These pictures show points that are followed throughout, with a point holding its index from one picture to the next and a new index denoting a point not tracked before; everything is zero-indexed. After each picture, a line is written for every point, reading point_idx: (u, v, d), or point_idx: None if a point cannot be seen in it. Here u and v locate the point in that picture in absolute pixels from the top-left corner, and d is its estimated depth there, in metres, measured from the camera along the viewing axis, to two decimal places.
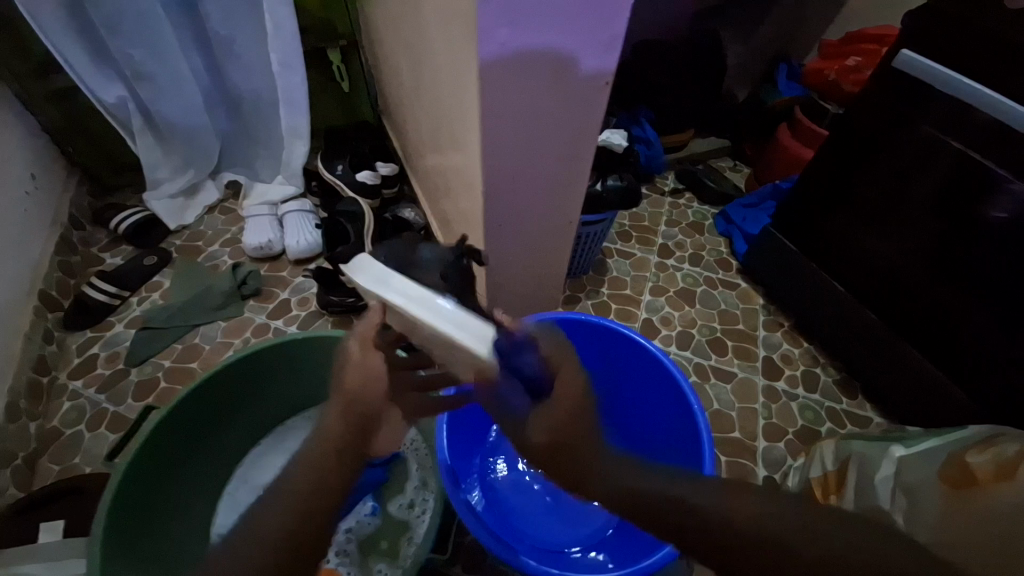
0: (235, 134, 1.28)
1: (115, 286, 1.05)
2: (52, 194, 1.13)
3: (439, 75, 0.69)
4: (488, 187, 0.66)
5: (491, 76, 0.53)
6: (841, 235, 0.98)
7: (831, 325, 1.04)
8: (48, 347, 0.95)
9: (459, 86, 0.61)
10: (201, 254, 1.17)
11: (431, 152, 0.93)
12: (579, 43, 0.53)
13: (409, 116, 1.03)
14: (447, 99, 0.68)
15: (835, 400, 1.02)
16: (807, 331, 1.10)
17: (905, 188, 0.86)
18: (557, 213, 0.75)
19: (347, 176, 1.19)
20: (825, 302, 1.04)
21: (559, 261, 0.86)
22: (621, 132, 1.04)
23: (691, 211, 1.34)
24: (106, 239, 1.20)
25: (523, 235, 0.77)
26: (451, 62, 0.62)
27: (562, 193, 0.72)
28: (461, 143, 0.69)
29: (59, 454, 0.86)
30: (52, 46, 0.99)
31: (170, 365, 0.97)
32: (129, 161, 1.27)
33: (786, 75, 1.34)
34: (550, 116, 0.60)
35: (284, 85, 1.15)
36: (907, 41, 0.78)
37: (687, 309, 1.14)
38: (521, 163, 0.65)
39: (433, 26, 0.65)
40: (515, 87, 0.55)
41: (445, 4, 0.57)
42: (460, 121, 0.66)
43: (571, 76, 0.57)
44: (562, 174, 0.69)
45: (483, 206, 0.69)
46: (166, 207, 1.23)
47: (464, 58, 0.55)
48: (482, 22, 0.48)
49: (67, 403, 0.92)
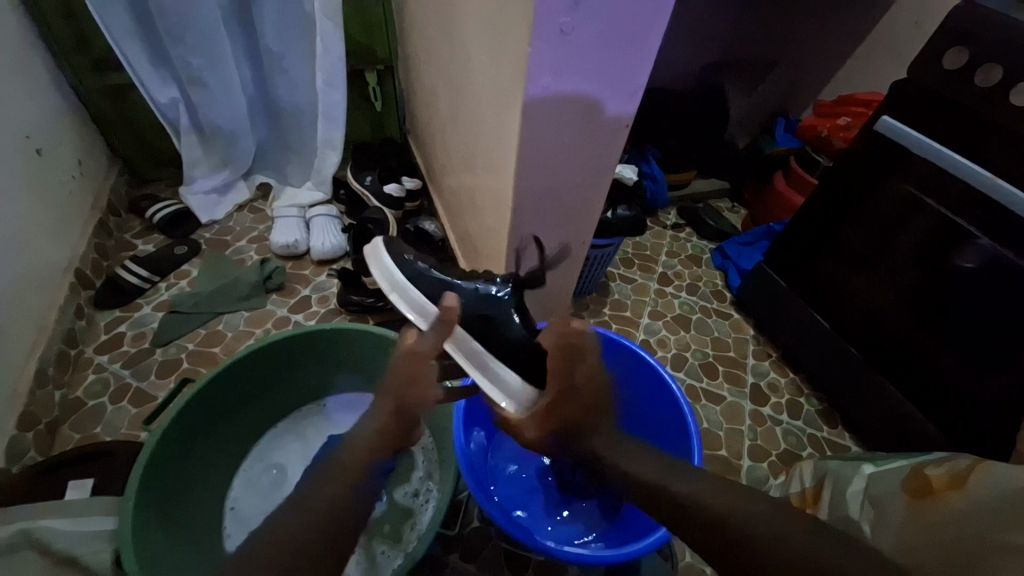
0: (272, 142, 1.37)
1: (147, 270, 1.11)
2: (95, 180, 1.21)
3: (479, 106, 0.79)
4: (516, 204, 0.74)
5: (532, 111, 0.62)
6: (830, 277, 1.06)
7: (817, 358, 1.11)
8: (78, 321, 1.00)
9: (499, 115, 0.70)
10: (228, 248, 1.24)
11: (459, 171, 1.02)
12: (607, 92, 0.63)
13: (439, 138, 1.13)
14: (485, 124, 0.77)
15: (816, 429, 1.08)
16: (793, 361, 1.18)
17: (891, 239, 0.94)
18: (574, 233, 0.83)
19: (374, 186, 1.27)
20: (812, 338, 1.11)
21: (569, 277, 0.93)
22: (632, 167, 1.14)
23: (690, 245, 1.43)
24: (140, 227, 1.26)
25: (540, 251, 0.84)
26: (495, 93, 0.71)
27: (579, 216, 0.80)
28: (494, 165, 0.78)
29: (80, 424, 0.90)
30: (119, 50, 1.09)
31: (193, 347, 1.02)
32: (169, 157, 1.36)
33: (784, 128, 1.46)
34: (577, 149, 0.69)
35: (325, 101, 1.25)
36: (885, 109, 0.89)
37: (682, 333, 1.21)
38: (547, 187, 0.73)
39: (480, 63, 0.75)
40: (551, 122, 0.64)
41: (493, 47, 0.67)
42: (496, 146, 0.74)
43: (598, 116, 0.66)
44: (582, 198, 0.77)
45: (509, 221, 0.77)
46: (201, 202, 1.31)
47: (508, 95, 0.64)
48: (532, 71, 0.57)
49: (92, 375, 0.96)
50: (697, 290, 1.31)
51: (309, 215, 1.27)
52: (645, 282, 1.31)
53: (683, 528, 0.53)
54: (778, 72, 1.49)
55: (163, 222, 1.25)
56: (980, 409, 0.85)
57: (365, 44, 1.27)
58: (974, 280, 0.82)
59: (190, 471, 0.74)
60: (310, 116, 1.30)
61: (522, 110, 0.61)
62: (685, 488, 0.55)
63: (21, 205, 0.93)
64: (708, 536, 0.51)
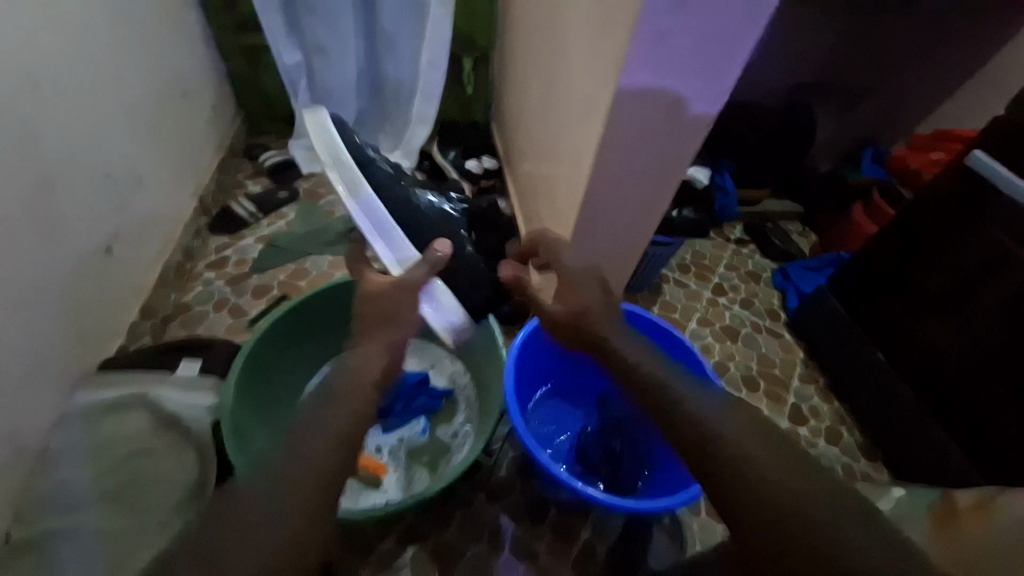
0: (372, 112, 1.51)
1: (253, 208, 1.27)
2: (222, 125, 1.39)
3: (571, 96, 0.85)
4: (589, 189, 0.80)
5: (620, 101, 0.67)
6: (898, 317, 1.04)
7: (868, 394, 1.08)
8: (195, 240, 1.17)
9: (588, 104, 0.76)
10: (321, 199, 1.37)
11: (538, 160, 1.09)
12: (693, 92, 0.68)
13: (523, 124, 1.21)
14: (572, 112, 0.83)
15: (854, 460, 1.06)
16: (840, 391, 1.14)
17: (972, 290, 0.91)
18: (639, 223, 0.87)
19: (456, 161, 1.40)
20: (866, 373, 1.09)
21: (627, 266, 0.97)
22: (704, 173, 1.16)
23: (751, 261, 1.42)
24: (251, 170, 1.43)
25: (604, 239, 0.89)
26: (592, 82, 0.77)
27: (647, 207, 0.85)
28: (575, 151, 0.84)
29: (186, 324, 1.05)
30: (263, 15, 1.25)
31: (282, 278, 1.16)
32: (283, 114, 1.53)
33: (872, 159, 1.42)
34: (657, 142, 0.74)
35: (426, 79, 1.37)
36: (981, 144, 0.86)
37: (728, 344, 1.22)
38: (620, 177, 0.78)
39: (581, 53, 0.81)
40: (636, 114, 0.69)
41: (592, 41, 0.73)
42: (580, 134, 0.80)
43: (680, 116, 0.71)
44: (652, 191, 0.81)
45: (581, 203, 0.82)
46: (303, 156, 1.46)
47: (601, 85, 0.70)
48: (627, 64, 0.63)
49: (200, 286, 1.12)
50: (751, 306, 1.31)
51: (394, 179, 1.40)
52: (698, 291, 1.32)
53: (716, 492, 0.51)
54: (875, 100, 1.44)
55: (271, 169, 1.42)
56: None
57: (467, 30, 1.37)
58: None
59: (272, 373, 0.86)
60: (409, 91, 1.43)
61: (613, 99, 0.67)
62: (747, 449, 0.51)
63: (167, 137, 1.11)
64: (738, 502, 0.48)
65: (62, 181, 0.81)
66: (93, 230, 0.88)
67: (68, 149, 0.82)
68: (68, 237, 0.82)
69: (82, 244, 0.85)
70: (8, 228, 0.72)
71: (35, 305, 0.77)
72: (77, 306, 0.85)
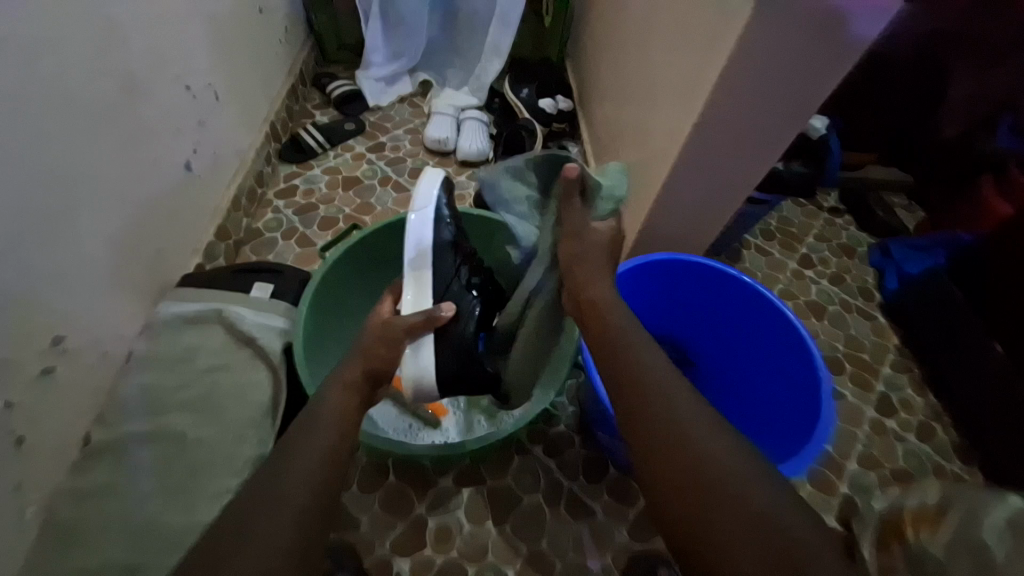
0: (443, 43, 1.41)
1: (322, 138, 1.24)
2: (293, 48, 1.31)
3: (687, 19, 0.72)
4: (711, 112, 0.66)
5: (765, 15, 0.56)
6: (967, 327, 0.99)
7: (957, 366, 0.98)
8: (266, 166, 1.15)
9: (717, 32, 0.63)
10: (386, 134, 1.33)
11: (697, 9, 0.69)
12: (855, 2, 0.55)
13: None
14: (741, 28, 0.58)
15: (897, 390, 1.02)
16: (924, 358, 1.05)
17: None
18: (659, 105, 0.82)
19: (529, 100, 1.26)
20: (957, 347, 0.99)
21: (671, 94, 0.77)
22: (821, 121, 0.97)
23: (845, 234, 1.25)
24: (319, 101, 1.38)
25: (669, 97, 0.78)
26: (794, 12, 0.55)
27: (670, 62, 0.77)
28: (711, 69, 0.64)
29: (257, 248, 1.05)
30: None
31: (348, 212, 1.14)
32: (353, 41, 1.41)
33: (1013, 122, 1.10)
34: (673, 37, 0.77)
35: (505, 5, 1.25)
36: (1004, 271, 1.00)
37: (805, 297, 1.14)
38: (768, 136, 0.70)
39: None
40: (783, 33, 0.57)
41: (710, 9, 0.65)
42: (697, 71, 0.68)
43: (835, 33, 0.58)
44: (669, 76, 0.78)
45: (674, 97, 0.75)
46: (371, 87, 1.38)
47: (714, 37, 0.64)
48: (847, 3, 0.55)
49: (270, 215, 1.11)
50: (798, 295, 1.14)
51: (462, 116, 1.32)
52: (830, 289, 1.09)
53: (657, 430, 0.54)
54: None
55: (339, 99, 1.36)
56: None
57: None
58: (1004, 368, 0.92)
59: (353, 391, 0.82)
60: (485, 20, 1.32)
61: (755, 14, 0.56)
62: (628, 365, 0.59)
63: (231, 45, 0.99)
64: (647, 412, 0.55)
65: (135, 53, 0.73)
66: (172, 143, 0.83)
67: (57, 65, 0.61)
68: (140, 190, 0.75)
69: (146, 183, 0.77)
70: (61, 179, 0.62)
71: (125, 235, 0.73)
72: (146, 234, 0.77)
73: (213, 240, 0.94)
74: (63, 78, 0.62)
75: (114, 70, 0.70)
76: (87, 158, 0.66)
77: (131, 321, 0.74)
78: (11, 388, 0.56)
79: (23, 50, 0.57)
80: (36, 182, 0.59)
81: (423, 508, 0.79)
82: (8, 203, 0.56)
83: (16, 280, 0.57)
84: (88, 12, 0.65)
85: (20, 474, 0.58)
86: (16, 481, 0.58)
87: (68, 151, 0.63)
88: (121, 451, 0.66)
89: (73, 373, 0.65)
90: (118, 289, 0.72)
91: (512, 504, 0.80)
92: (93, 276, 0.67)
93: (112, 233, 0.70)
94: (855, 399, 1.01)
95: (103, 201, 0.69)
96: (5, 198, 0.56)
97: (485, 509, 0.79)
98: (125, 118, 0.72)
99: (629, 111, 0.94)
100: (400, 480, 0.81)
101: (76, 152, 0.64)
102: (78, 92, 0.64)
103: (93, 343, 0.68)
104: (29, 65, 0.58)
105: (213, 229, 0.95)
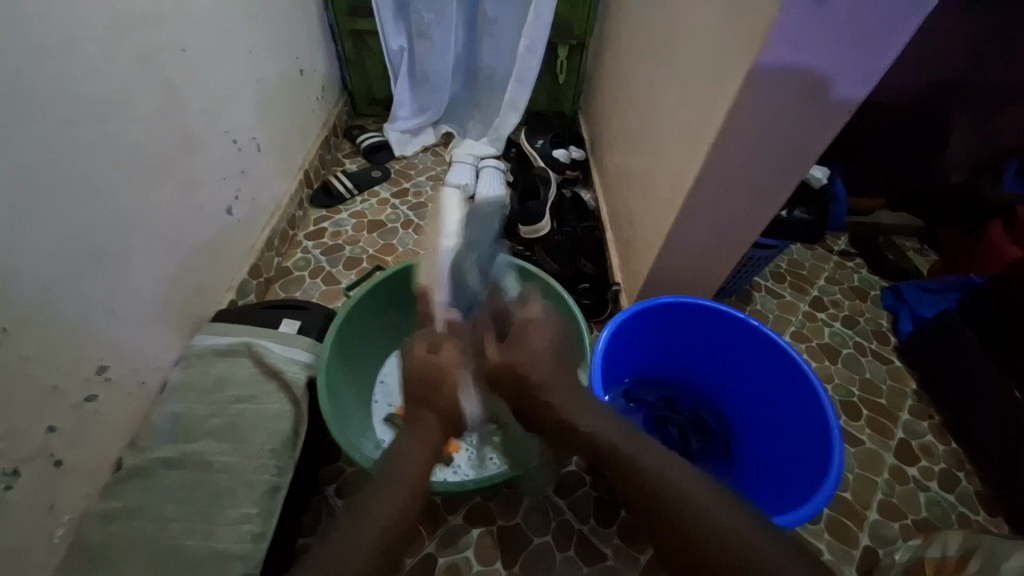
0: (464, 98, 1.52)
1: (351, 184, 1.33)
2: (328, 104, 1.43)
3: (688, 80, 0.78)
4: (710, 165, 0.71)
5: (755, 80, 0.61)
6: (980, 370, 0.96)
7: (977, 411, 0.96)
8: (299, 210, 1.24)
9: (714, 92, 0.69)
10: (410, 180, 1.42)
11: (697, 72, 0.76)
12: (839, 70, 0.60)
13: (682, 22, 0.82)
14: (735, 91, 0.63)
15: (917, 436, 1.00)
16: (944, 404, 1.03)
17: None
18: (664, 157, 0.88)
19: (543, 150, 1.34)
20: (974, 391, 0.97)
21: (675, 149, 0.83)
22: (822, 171, 1.02)
23: (857, 277, 1.26)
24: (349, 150, 1.49)
25: (673, 150, 0.83)
26: (784, 78, 0.60)
27: (673, 117, 0.84)
28: (710, 127, 0.69)
29: (286, 286, 1.12)
30: (376, 13, 1.30)
31: (372, 252, 1.21)
32: (382, 97, 1.54)
33: (1017, 171, 1.13)
34: (676, 96, 0.83)
35: (522, 66, 1.35)
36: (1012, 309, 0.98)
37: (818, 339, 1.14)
38: (768, 186, 0.73)
39: (808, 64, 0.59)
40: (774, 96, 0.63)
41: (708, 73, 0.72)
42: (699, 124, 0.74)
43: (821, 95, 0.62)
44: (673, 131, 0.84)
45: (677, 151, 0.81)
46: (397, 139, 1.49)
47: (713, 98, 0.70)
48: (832, 70, 0.60)
49: (299, 254, 1.18)
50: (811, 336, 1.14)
51: (480, 164, 1.40)
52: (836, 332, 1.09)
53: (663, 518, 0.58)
54: None
55: (367, 149, 1.47)
56: None
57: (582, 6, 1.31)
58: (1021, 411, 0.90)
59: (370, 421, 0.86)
60: (503, 79, 1.43)
61: (747, 79, 0.61)
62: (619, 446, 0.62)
63: (274, 103, 1.10)
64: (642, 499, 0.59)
65: (190, 114, 0.83)
66: (217, 191, 0.91)
67: (126, 125, 0.70)
68: (185, 232, 0.83)
69: (192, 226, 0.84)
70: (120, 224, 0.70)
71: (169, 273, 0.80)
72: (188, 272, 0.84)
73: (246, 278, 1.01)
74: (130, 135, 0.71)
75: (172, 127, 0.79)
76: (144, 204, 0.74)
77: (168, 352, 0.80)
78: (58, 413, 0.61)
79: (99, 114, 0.66)
80: (98, 225, 0.66)
81: (433, 546, 0.79)
82: (72, 244, 0.63)
83: (73, 314, 0.63)
84: (154, 81, 0.74)
85: (56, 496, 0.62)
86: (53, 502, 0.62)
87: (128, 198, 0.71)
88: (149, 477, 0.69)
89: (113, 401, 0.70)
90: (159, 322, 0.78)
91: (521, 544, 0.80)
92: (139, 311, 0.74)
93: (158, 272, 0.77)
94: (872, 444, 0.99)
95: (153, 243, 0.76)
96: (68, 239, 0.62)
97: (494, 549, 0.79)
98: (179, 168, 0.81)
99: (637, 161, 1.00)
100: None
101: (134, 199, 0.72)
102: (141, 146, 0.73)
103: (132, 373, 0.73)
104: (104, 126, 0.66)
105: (247, 267, 1.02)
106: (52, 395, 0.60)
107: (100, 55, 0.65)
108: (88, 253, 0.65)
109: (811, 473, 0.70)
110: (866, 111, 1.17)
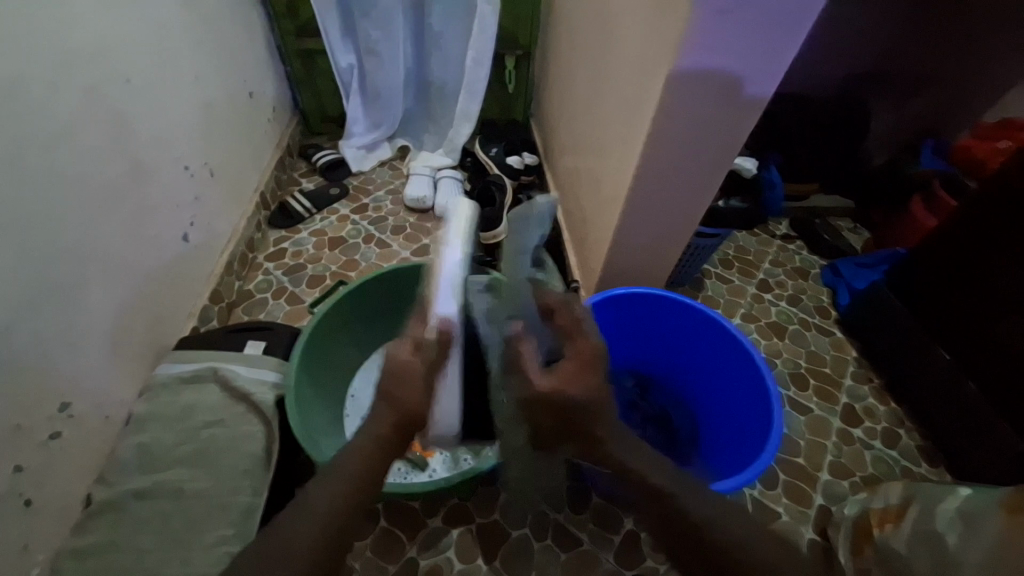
0: (417, 111, 1.55)
1: (309, 203, 1.34)
2: (281, 125, 1.43)
3: (621, 85, 0.84)
4: (646, 162, 0.76)
5: (677, 83, 0.67)
6: (909, 332, 1.06)
7: (910, 371, 1.05)
8: (257, 232, 1.23)
9: (643, 95, 0.75)
10: (369, 195, 1.44)
11: (628, 77, 0.81)
12: (750, 71, 0.66)
13: (613, 32, 0.87)
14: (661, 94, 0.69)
15: (859, 398, 1.09)
16: (881, 367, 1.12)
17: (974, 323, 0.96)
18: (607, 157, 0.93)
19: (498, 158, 1.39)
20: (905, 352, 1.07)
21: (615, 149, 0.88)
22: (753, 161, 1.10)
23: (798, 258, 1.35)
24: (306, 169, 1.49)
25: (614, 151, 0.89)
26: (703, 79, 0.66)
27: (612, 120, 0.89)
28: (642, 127, 0.75)
29: (249, 309, 1.12)
30: (323, 33, 1.31)
31: (335, 268, 1.22)
32: (335, 115, 1.55)
33: (931, 151, 1.25)
34: (613, 100, 0.89)
35: (471, 78, 1.39)
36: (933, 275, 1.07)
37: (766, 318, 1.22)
38: (701, 178, 0.79)
39: (723, 66, 0.65)
40: (696, 97, 0.68)
41: (637, 77, 0.77)
42: (633, 126, 0.79)
43: (738, 94, 0.69)
44: (612, 133, 0.90)
45: (617, 151, 0.86)
46: (353, 155, 1.50)
47: (643, 100, 0.75)
48: (745, 70, 0.66)
49: (261, 276, 1.18)
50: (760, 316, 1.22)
51: (438, 175, 1.43)
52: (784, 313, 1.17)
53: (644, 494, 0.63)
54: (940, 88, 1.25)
55: (324, 167, 1.48)
56: (980, 433, 0.93)
57: (524, 18, 1.36)
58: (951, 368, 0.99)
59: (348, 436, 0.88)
60: (454, 91, 1.47)
61: (670, 83, 0.67)
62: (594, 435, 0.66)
63: (225, 127, 1.10)
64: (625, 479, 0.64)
65: (141, 143, 0.83)
66: (172, 219, 0.91)
67: (76, 160, 0.70)
68: (143, 262, 0.83)
69: (149, 256, 0.84)
70: (75, 258, 0.69)
71: (128, 304, 0.79)
72: (147, 302, 0.83)
73: (207, 304, 1.01)
74: (80, 169, 0.71)
75: (123, 158, 0.79)
76: (100, 237, 0.74)
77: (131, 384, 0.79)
78: (21, 453, 0.60)
79: (48, 150, 0.66)
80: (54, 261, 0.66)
81: (415, 549, 0.81)
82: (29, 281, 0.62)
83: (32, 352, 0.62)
84: (102, 113, 0.75)
85: (25, 537, 0.61)
86: (21, 545, 0.60)
87: (83, 232, 0.71)
88: (121, 509, 0.68)
89: (77, 437, 0.69)
90: (120, 354, 0.77)
91: (501, 538, 0.83)
92: (98, 345, 0.73)
93: (116, 304, 0.77)
94: (820, 411, 1.06)
95: (109, 275, 0.75)
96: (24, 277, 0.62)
97: (475, 546, 0.82)
98: (133, 199, 0.81)
99: (585, 163, 1.05)
100: (391, 523, 0.83)
101: (90, 232, 0.72)
102: (93, 179, 0.73)
103: (96, 407, 0.72)
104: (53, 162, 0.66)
105: (207, 293, 1.01)
106: (14, 435, 0.60)
107: (44, 91, 0.65)
108: (44, 290, 0.64)
109: (756, 441, 0.75)
110: (792, 104, 1.27)
